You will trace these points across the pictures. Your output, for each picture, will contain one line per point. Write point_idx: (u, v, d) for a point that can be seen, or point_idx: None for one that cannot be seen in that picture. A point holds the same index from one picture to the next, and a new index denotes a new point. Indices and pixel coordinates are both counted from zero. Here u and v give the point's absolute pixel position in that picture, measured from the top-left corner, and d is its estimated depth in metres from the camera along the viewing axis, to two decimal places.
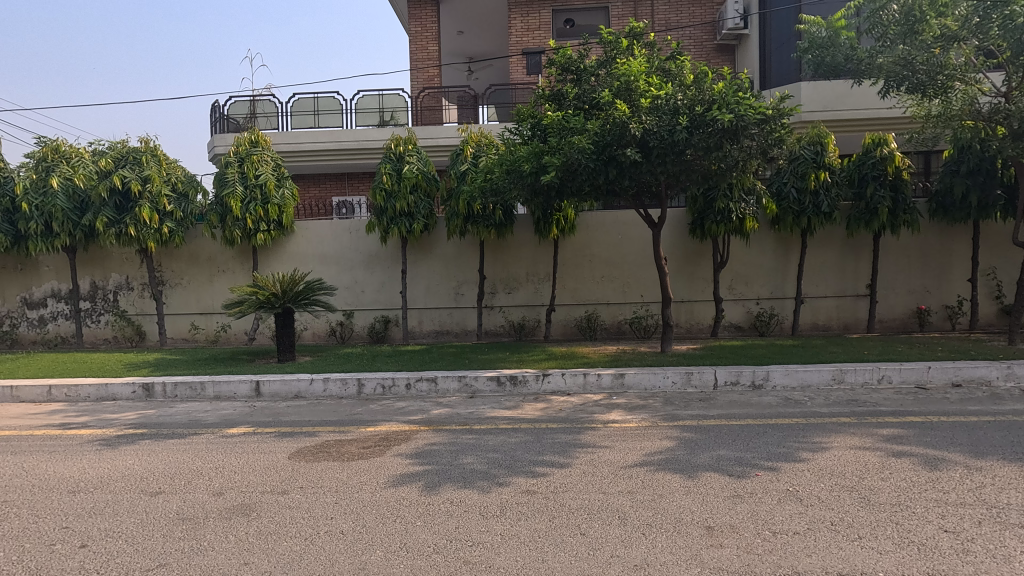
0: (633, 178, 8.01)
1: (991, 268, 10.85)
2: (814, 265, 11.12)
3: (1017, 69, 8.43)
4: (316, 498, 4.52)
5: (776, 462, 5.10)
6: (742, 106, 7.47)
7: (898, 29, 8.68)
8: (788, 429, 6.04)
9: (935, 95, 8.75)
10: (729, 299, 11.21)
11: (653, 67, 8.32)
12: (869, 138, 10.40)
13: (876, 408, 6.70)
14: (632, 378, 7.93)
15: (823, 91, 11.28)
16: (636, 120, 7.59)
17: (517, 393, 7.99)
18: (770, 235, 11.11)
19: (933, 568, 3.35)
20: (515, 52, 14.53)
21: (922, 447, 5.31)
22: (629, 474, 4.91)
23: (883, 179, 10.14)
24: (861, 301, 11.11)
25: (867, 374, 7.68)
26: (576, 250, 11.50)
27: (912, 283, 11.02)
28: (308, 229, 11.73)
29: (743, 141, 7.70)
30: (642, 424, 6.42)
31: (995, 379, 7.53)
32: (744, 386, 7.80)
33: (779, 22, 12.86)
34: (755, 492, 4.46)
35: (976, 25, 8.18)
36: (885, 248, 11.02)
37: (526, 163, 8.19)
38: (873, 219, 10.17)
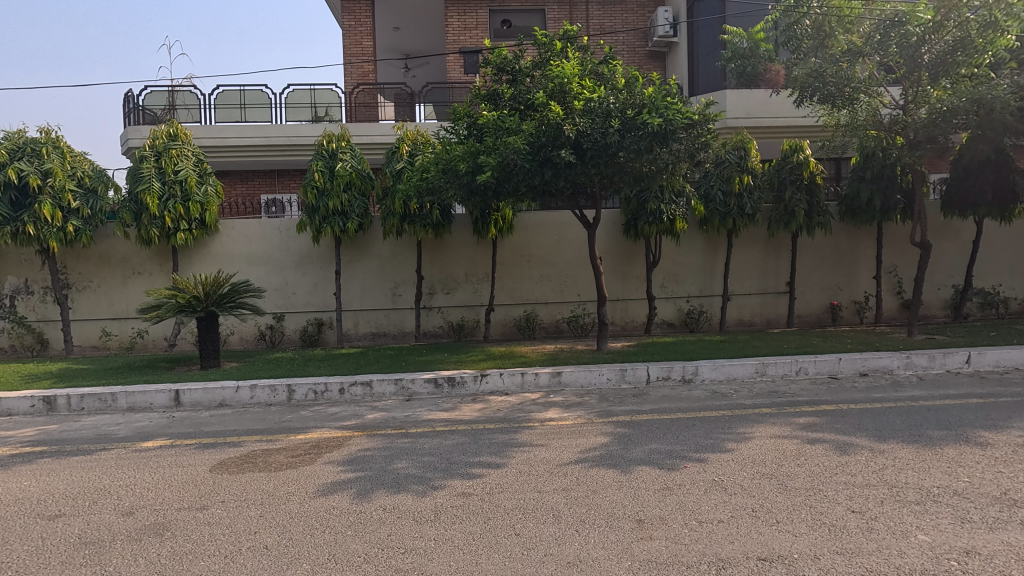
0: (568, 178, 8.12)
1: (893, 266, 11.82)
2: (739, 264, 11.71)
3: (912, 84, 9.07)
4: (239, 512, 4.27)
5: (703, 453, 5.32)
6: (672, 111, 7.70)
7: (811, 42, 9.33)
8: (715, 421, 6.31)
9: (844, 106, 9.33)
10: (661, 297, 11.61)
11: (587, 70, 8.44)
12: (787, 144, 11.03)
13: (793, 398, 7.13)
14: (569, 376, 8.04)
15: (745, 99, 11.87)
16: (570, 123, 7.71)
17: (454, 394, 7.92)
18: (699, 236, 11.59)
19: (842, 547, 3.58)
20: (452, 50, 14.43)
21: (834, 433, 5.70)
22: (563, 472, 4.96)
23: (800, 183, 10.81)
24: (781, 298, 11.79)
25: (786, 366, 8.17)
26: (515, 251, 11.54)
27: (826, 280, 11.81)
28: (234, 228, 11.14)
29: (672, 144, 7.96)
30: (578, 421, 6.52)
31: (897, 367, 8.20)
32: (675, 381, 8.10)
33: (706, 31, 13.46)
34: (684, 484, 4.62)
35: (879, 42, 8.84)
36: (802, 248, 11.75)
37: (461, 163, 8.17)
38: (792, 220, 10.82)
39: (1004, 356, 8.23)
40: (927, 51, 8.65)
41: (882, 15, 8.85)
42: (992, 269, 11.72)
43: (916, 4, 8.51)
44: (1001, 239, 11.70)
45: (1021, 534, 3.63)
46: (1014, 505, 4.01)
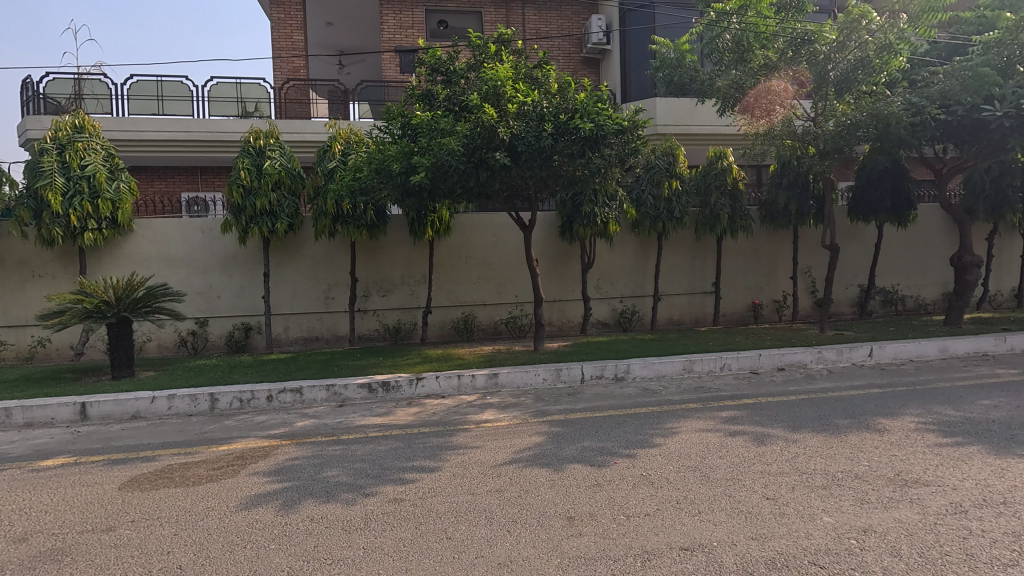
0: (503, 181, 8.18)
1: (807, 267, 12.67)
2: (669, 265, 12.18)
3: (820, 99, 9.73)
4: (152, 532, 4.01)
5: (633, 449, 5.49)
6: (603, 116, 7.89)
7: (732, 56, 10.00)
8: (645, 417, 6.53)
9: (761, 116, 9.98)
10: (596, 298, 11.89)
11: (520, 74, 8.54)
12: (712, 152, 11.63)
13: (717, 393, 7.50)
14: (505, 377, 8.09)
15: (673, 107, 12.37)
16: (504, 125, 7.76)
17: (389, 399, 7.78)
18: (631, 238, 11.97)
19: (757, 533, 3.79)
20: (387, 49, 14.18)
21: (753, 425, 6.04)
22: (497, 473, 4.98)
23: (724, 189, 11.39)
24: (708, 297, 12.38)
25: (712, 362, 8.57)
26: (452, 252, 11.48)
27: (749, 280, 12.49)
28: (151, 228, 10.44)
29: (603, 149, 8.16)
30: (514, 422, 6.57)
31: (810, 361, 8.78)
32: (608, 379, 8.32)
33: (637, 40, 13.94)
34: (613, 480, 4.75)
35: (791, 58, 9.48)
36: (727, 250, 12.38)
37: (395, 163, 8.08)
38: (716, 224, 11.39)
39: (901, 350, 9.02)
40: (833, 68, 9.31)
41: (793, 34, 9.43)
42: (892, 270, 12.81)
43: (823, 25, 9.28)
44: (900, 242, 12.81)
45: (911, 511, 3.98)
46: (905, 485, 4.40)
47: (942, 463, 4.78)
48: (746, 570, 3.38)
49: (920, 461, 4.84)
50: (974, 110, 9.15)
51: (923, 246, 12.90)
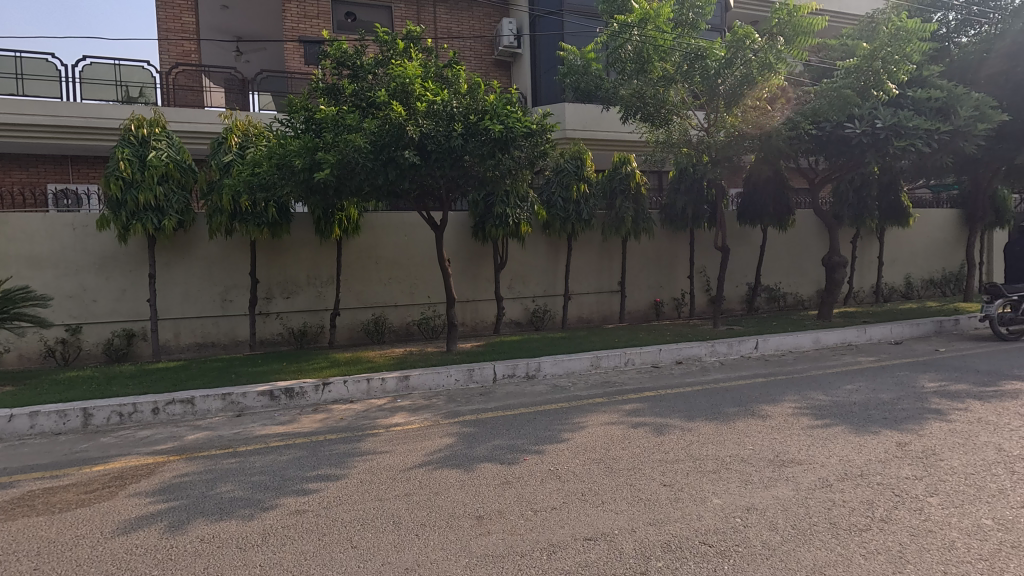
0: (413, 180, 8.06)
1: (702, 267, 13.62)
2: (578, 265, 12.59)
3: (713, 111, 10.52)
4: (5, 569, 3.54)
5: (542, 445, 5.62)
6: (512, 118, 7.96)
7: (633, 66, 10.38)
8: (554, 413, 6.71)
9: (660, 125, 10.69)
10: (509, 297, 12.06)
11: (430, 72, 8.49)
12: (617, 157, 12.16)
13: (622, 387, 7.87)
14: (417, 379, 7.98)
15: (580, 113, 12.83)
16: (413, 123, 7.67)
17: (293, 406, 7.40)
18: (542, 239, 12.25)
19: (654, 518, 4.02)
20: (290, 38, 13.49)
21: (654, 416, 6.40)
22: (407, 477, 4.91)
23: (628, 193, 11.94)
24: (615, 296, 12.94)
25: (617, 358, 8.97)
26: (362, 252, 11.13)
27: (651, 280, 13.21)
28: (9, 224, 9.21)
29: (512, 151, 8.24)
30: (425, 424, 6.49)
31: (704, 354, 9.46)
32: (519, 377, 8.46)
33: (546, 46, 14.29)
34: (522, 476, 4.84)
35: (686, 71, 10.16)
36: (631, 251, 13.01)
37: (297, 158, 7.72)
38: (621, 226, 11.92)
39: (782, 342, 9.94)
40: (722, 82, 10.05)
41: (688, 49, 10.11)
42: (775, 269, 14.08)
43: (714, 44, 10.00)
44: (781, 244, 14.11)
45: (787, 488, 4.40)
46: (783, 465, 4.85)
47: (813, 443, 5.32)
48: (644, 555, 3.56)
49: (795, 442, 5.36)
50: (839, 127, 10.24)
51: (800, 247, 14.30)
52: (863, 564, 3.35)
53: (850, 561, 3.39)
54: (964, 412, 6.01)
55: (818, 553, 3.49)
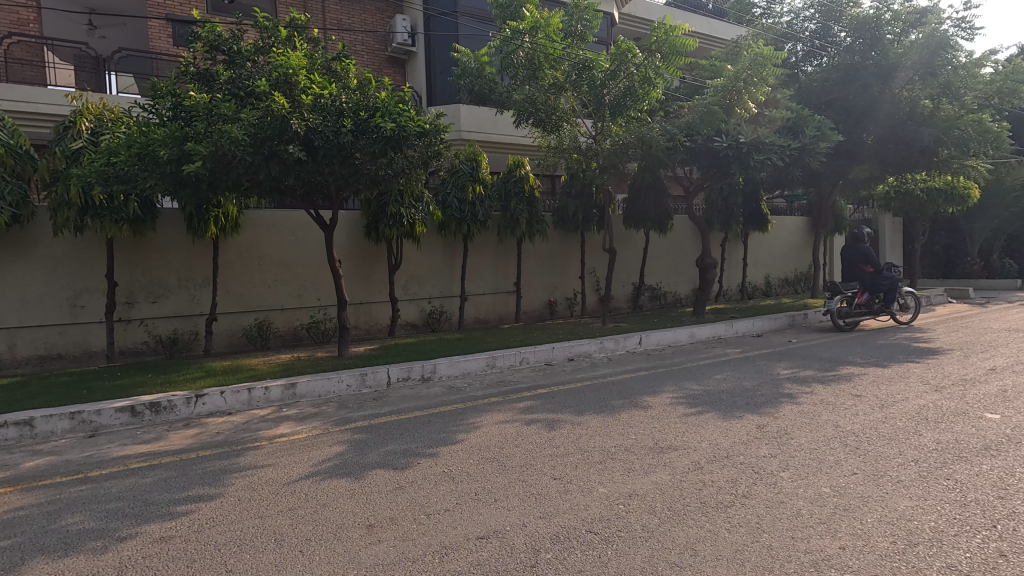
0: (299, 176, 7.65)
1: (592, 268, 14.29)
2: (474, 266, 12.67)
3: (600, 120, 11.05)
4: None
5: (435, 447, 5.57)
6: (404, 117, 7.79)
7: (525, 71, 10.88)
8: (449, 415, 6.69)
9: (552, 131, 11.00)
10: (404, 299, 11.83)
11: (316, 65, 8.15)
12: (511, 160, 12.40)
13: (517, 385, 8.04)
14: (304, 387, 7.56)
15: (475, 115, 12.88)
16: (298, 117, 7.29)
17: (160, 422, 6.69)
18: (438, 239, 12.19)
19: (544, 511, 4.15)
20: (155, 15, 12.24)
21: (546, 412, 6.61)
22: (292, 490, 4.64)
23: (522, 196, 12.21)
24: (510, 296, 13.17)
25: (512, 357, 9.14)
26: (242, 252, 10.36)
27: (545, 280, 13.62)
28: None
29: (406, 150, 8.07)
30: (312, 433, 6.17)
31: (594, 351, 9.91)
32: (414, 380, 8.32)
33: (441, 46, 14.22)
34: (416, 480, 4.77)
35: (574, 80, 10.59)
36: (526, 252, 13.33)
37: (163, 148, 7.02)
38: (516, 227, 12.16)
39: (662, 337, 10.72)
40: (607, 92, 10.60)
41: (576, 59, 10.58)
42: (657, 270, 15.14)
43: (599, 55, 10.52)
44: (661, 247, 15.21)
45: (664, 473, 4.74)
46: (661, 452, 5.23)
47: (687, 430, 5.78)
48: (534, 548, 3.66)
49: (672, 430, 5.80)
50: (709, 140, 11.18)
51: (678, 250, 15.51)
52: (727, 537, 3.69)
53: (717, 536, 3.71)
54: (810, 395, 6.87)
55: (689, 531, 3.80)
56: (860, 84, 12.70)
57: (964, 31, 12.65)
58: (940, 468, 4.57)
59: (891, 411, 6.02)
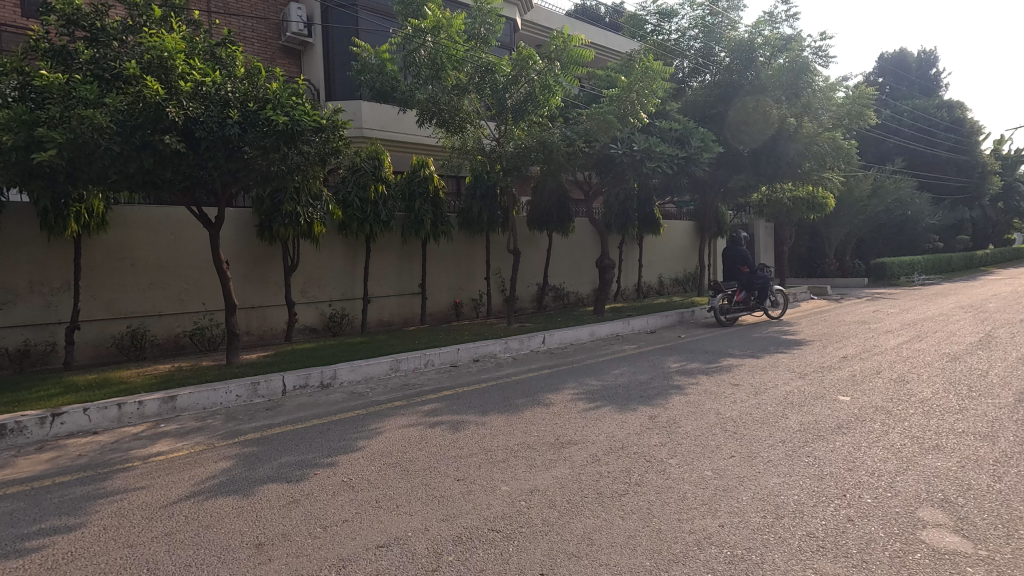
0: (178, 170, 7.03)
1: (498, 269, 14.43)
2: (377, 267, 12.34)
3: (502, 123, 11.23)
4: None
5: (334, 456, 5.35)
6: (298, 111, 7.37)
7: (428, 70, 10.83)
8: (350, 422, 6.45)
9: (455, 132, 11.06)
10: (301, 302, 11.25)
11: (198, 50, 7.57)
12: (415, 160, 12.21)
13: (421, 388, 7.92)
14: (186, 399, 6.94)
15: (377, 112, 12.56)
16: (175, 105, 6.70)
17: (6, 447, 5.84)
18: (339, 239, 11.74)
19: (447, 514, 4.13)
20: None
21: (451, 414, 6.58)
22: (170, 513, 4.24)
23: (427, 196, 12.05)
24: (415, 298, 12.96)
25: (416, 360, 8.99)
26: (111, 252, 9.32)
27: (451, 281, 13.56)
28: None
29: (301, 146, 7.63)
30: (195, 449, 5.67)
31: (499, 351, 10.02)
32: (312, 388, 7.92)
33: (340, 38, 13.71)
34: (312, 492, 4.55)
35: (478, 83, 10.69)
36: (431, 254, 13.20)
37: (6, 133, 6.15)
38: (421, 228, 11.96)
39: (564, 336, 11.07)
40: (509, 96, 10.77)
41: (479, 62, 10.66)
42: (560, 270, 15.63)
43: (501, 60, 10.70)
44: (563, 249, 15.72)
45: (564, 467, 4.90)
46: (561, 446, 5.40)
47: (586, 424, 6.02)
48: (436, 552, 3.63)
49: (572, 425, 6.01)
50: (605, 147, 11.71)
51: (579, 251, 16.11)
52: (621, 524, 3.89)
53: (611, 524, 3.90)
54: (696, 385, 7.44)
55: (587, 521, 3.96)
56: (738, 100, 13.97)
57: (820, 58, 14.31)
58: (802, 447, 5.13)
59: (763, 398, 6.67)
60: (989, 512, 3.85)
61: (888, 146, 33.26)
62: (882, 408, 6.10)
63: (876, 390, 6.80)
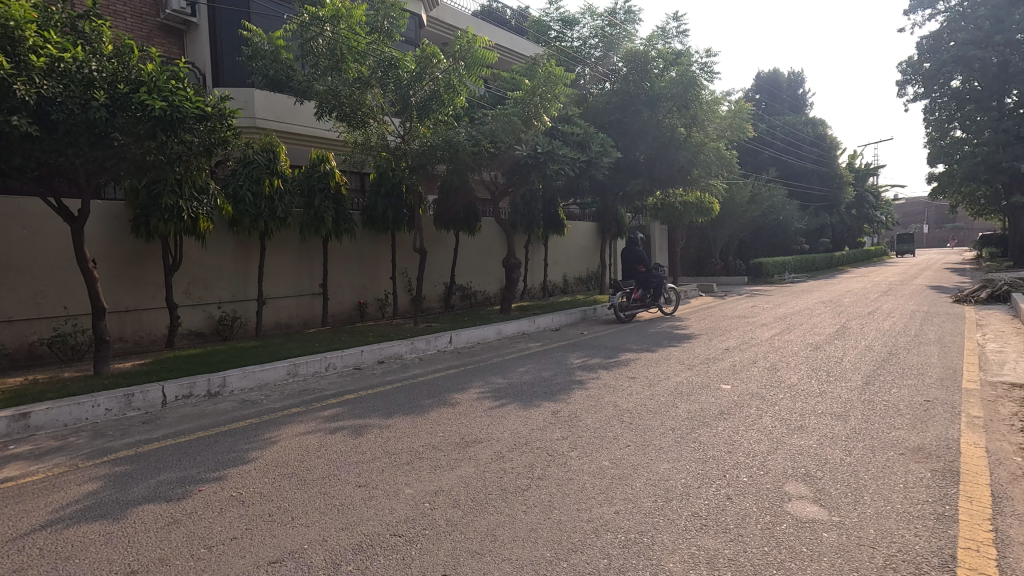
0: (29, 156, 6.25)
1: (404, 268, 14.16)
2: (273, 266, 11.65)
3: (407, 120, 11.01)
4: None
5: (222, 470, 4.98)
6: (178, 96, 6.78)
7: (327, 62, 10.40)
8: (241, 432, 6.03)
9: (358, 127, 10.74)
10: (185, 304, 10.35)
11: (53, 22, 6.71)
12: (314, 154, 11.67)
13: (321, 393, 7.58)
14: (42, 416, 6.14)
15: (272, 102, 11.88)
16: (26, 83, 5.95)
17: None
18: (228, 237, 10.94)
19: (346, 522, 3.99)
20: None
21: (352, 418, 6.36)
22: (21, 547, 3.73)
23: (328, 192, 11.53)
24: (316, 299, 12.37)
25: (316, 364, 8.59)
26: None
27: (354, 280, 13.10)
28: None
29: (182, 135, 7.02)
30: (53, 472, 5.02)
31: (405, 352, 9.84)
32: (198, 398, 7.32)
33: (228, 21, 12.78)
34: (195, 510, 4.20)
35: (380, 77, 10.40)
36: (332, 252, 12.67)
37: None
38: (321, 226, 11.42)
39: (471, 336, 11.09)
40: (414, 93, 10.57)
41: (382, 56, 10.40)
42: (466, 269, 15.65)
43: (405, 55, 10.51)
44: (470, 248, 15.76)
45: (469, 466, 4.92)
46: (466, 445, 5.42)
47: (492, 422, 6.10)
48: (334, 562, 3.49)
49: (477, 423, 6.05)
50: (511, 148, 11.86)
51: (486, 250, 16.25)
52: (523, 518, 3.98)
53: (514, 519, 3.98)
54: (596, 379, 7.79)
55: (491, 517, 4.01)
56: (634, 109, 14.77)
57: (706, 74, 15.47)
58: (689, 433, 5.54)
59: (656, 389, 7.12)
60: (841, 482, 4.38)
61: (763, 157, 36.83)
62: (757, 395, 6.75)
63: (752, 378, 7.52)
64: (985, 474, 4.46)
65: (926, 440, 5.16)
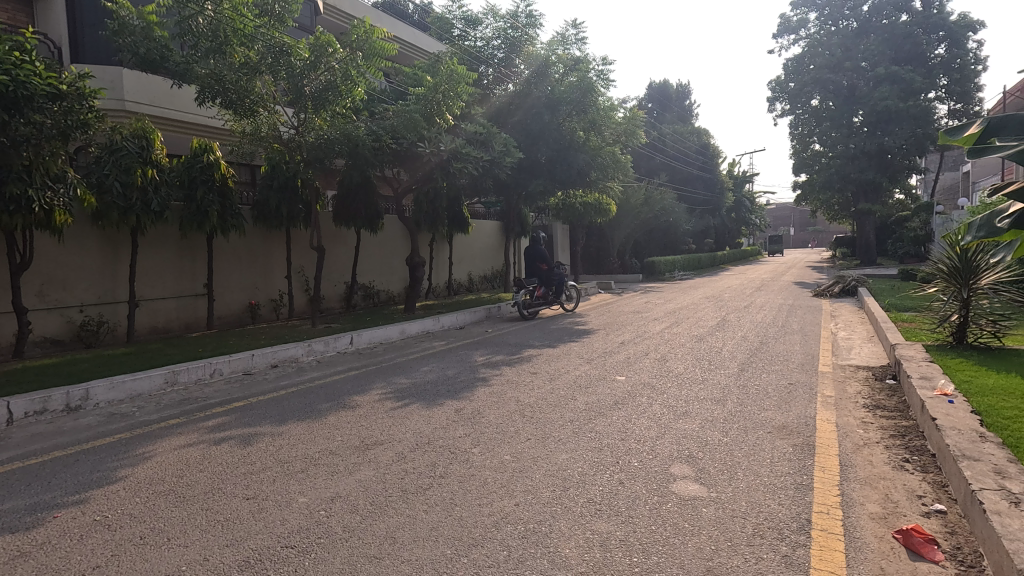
0: None
1: (300, 267, 13.44)
2: (147, 265, 10.58)
3: (301, 111, 10.47)
4: None
5: (83, 493, 4.44)
6: (23, 69, 6.31)
7: (209, 42, 9.60)
8: (108, 448, 5.41)
9: (246, 116, 10.09)
10: (38, 308, 9.12)
11: None
12: (196, 143, 10.73)
13: (205, 402, 6.99)
14: None
15: (144, 84, 10.78)
16: None
17: None
18: (92, 232, 9.79)
19: (231, 538, 3.72)
20: None
21: (241, 427, 5.94)
22: None
23: (212, 185, 10.66)
24: (199, 300, 11.39)
25: (199, 371, 7.91)
26: None
27: (244, 280, 12.22)
28: None
29: (29, 115, 6.48)
30: None
31: (300, 355, 9.34)
32: (54, 413, 6.49)
33: None
34: (48, 540, 3.71)
35: (270, 63, 9.80)
36: (218, 250, 11.74)
37: None
38: (205, 220, 10.51)
39: (373, 336, 10.77)
40: (308, 83, 10.07)
41: (271, 41, 9.82)
42: (368, 268, 15.17)
43: (298, 42, 9.94)
44: (372, 246, 15.31)
45: (368, 469, 4.78)
46: (366, 449, 5.26)
47: (393, 423, 5.97)
48: None
49: (378, 425, 5.90)
50: (412, 144, 11.66)
51: (389, 248, 15.87)
52: (424, 518, 3.94)
53: (415, 519, 3.93)
54: (499, 376, 7.92)
55: (391, 520, 3.92)
56: (535, 111, 15.18)
57: (602, 80, 16.19)
58: (586, 424, 5.79)
59: (557, 383, 7.38)
60: (719, 461, 4.79)
61: (656, 162, 39.22)
62: (649, 384, 7.20)
63: (644, 369, 8.01)
64: (835, 445, 5.10)
65: (790, 419, 5.79)
